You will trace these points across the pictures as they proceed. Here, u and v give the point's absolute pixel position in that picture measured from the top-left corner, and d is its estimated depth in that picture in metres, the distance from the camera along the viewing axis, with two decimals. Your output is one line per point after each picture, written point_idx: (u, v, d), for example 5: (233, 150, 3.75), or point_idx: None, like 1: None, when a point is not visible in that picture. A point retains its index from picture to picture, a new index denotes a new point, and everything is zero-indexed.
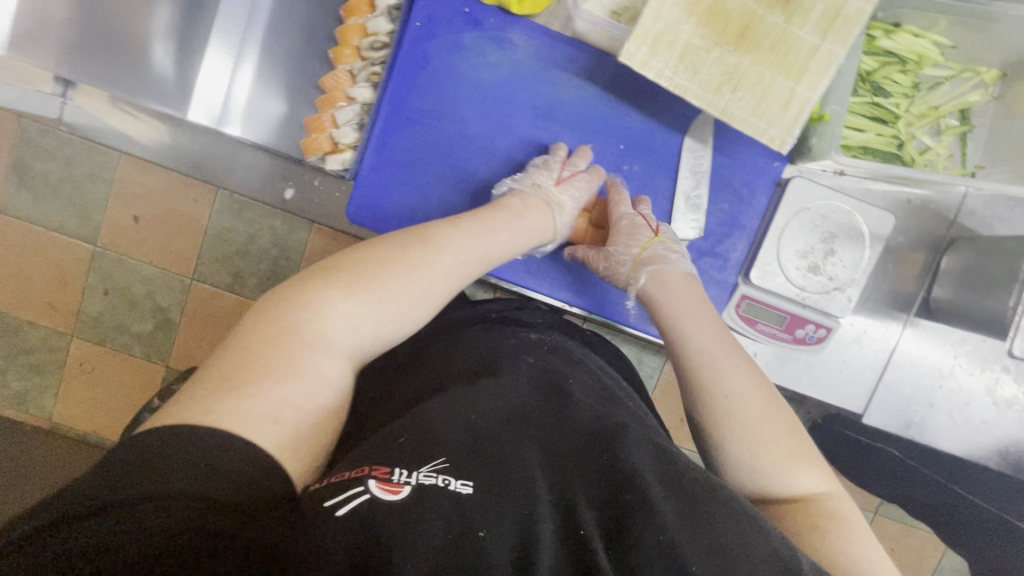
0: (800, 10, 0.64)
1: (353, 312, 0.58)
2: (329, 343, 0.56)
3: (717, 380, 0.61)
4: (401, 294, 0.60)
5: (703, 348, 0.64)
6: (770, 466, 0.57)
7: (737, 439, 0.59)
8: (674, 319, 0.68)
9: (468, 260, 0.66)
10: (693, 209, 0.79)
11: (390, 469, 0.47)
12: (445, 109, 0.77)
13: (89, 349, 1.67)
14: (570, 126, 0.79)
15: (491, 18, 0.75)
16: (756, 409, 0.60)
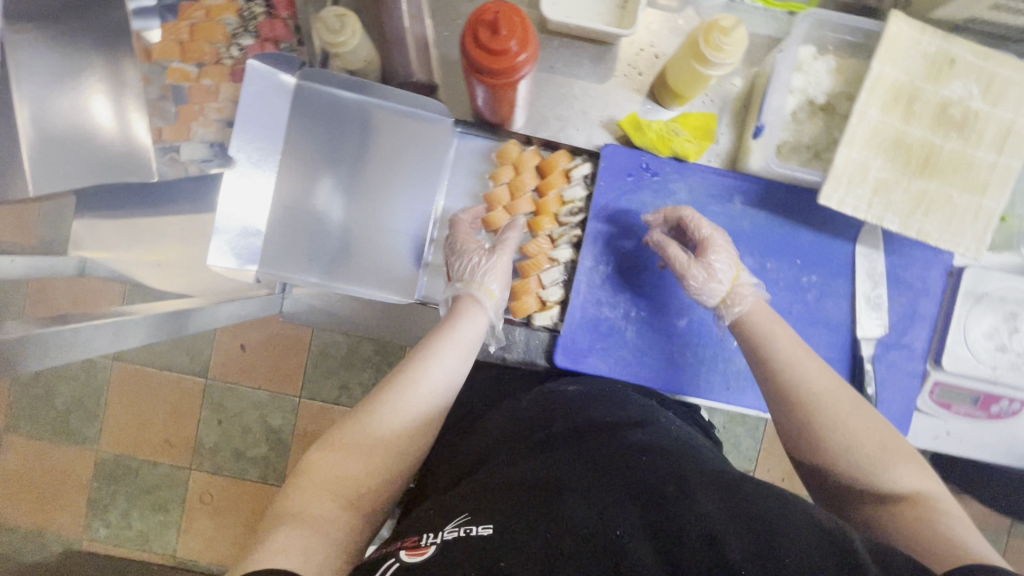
0: (974, 134, 0.71)
1: (360, 437, 0.60)
2: (354, 461, 0.59)
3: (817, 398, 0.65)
4: (398, 421, 0.62)
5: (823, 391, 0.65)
6: (866, 457, 0.61)
7: (844, 431, 0.63)
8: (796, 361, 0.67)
9: (450, 360, 0.68)
10: (875, 308, 0.84)
11: (419, 537, 0.52)
12: (634, 256, 0.83)
13: (208, 481, 1.52)
14: (752, 249, 0.84)
15: (667, 169, 0.82)
16: (847, 416, 0.64)
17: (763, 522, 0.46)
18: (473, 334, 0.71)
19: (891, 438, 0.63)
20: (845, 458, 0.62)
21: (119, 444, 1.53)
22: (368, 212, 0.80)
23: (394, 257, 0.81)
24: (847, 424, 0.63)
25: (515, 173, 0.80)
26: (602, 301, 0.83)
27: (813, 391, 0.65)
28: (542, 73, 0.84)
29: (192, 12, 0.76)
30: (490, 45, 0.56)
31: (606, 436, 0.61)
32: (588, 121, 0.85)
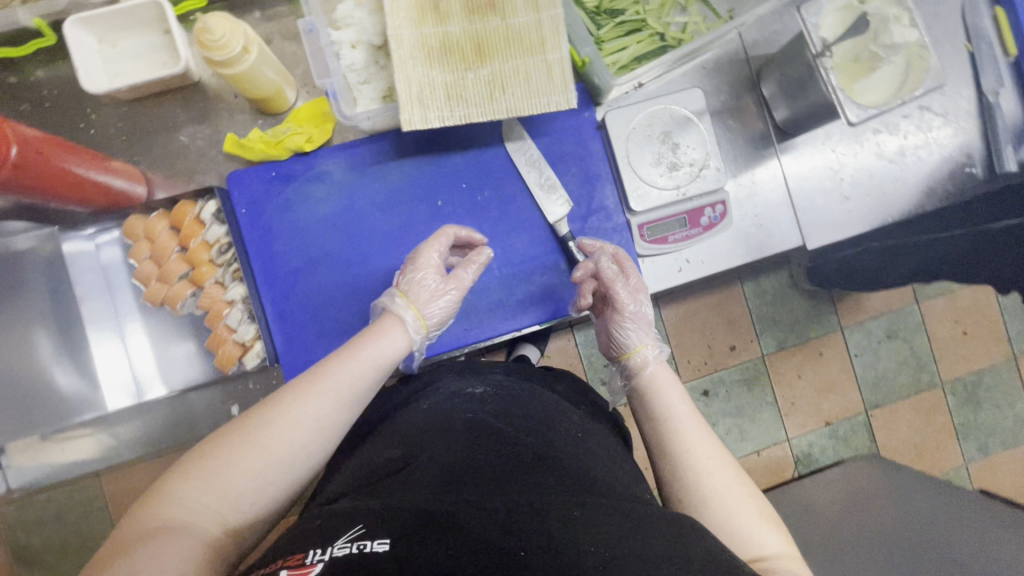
0: (506, 4, 0.73)
1: (244, 466, 0.52)
2: (231, 477, 0.52)
3: (689, 453, 0.60)
4: (285, 444, 0.54)
5: (676, 417, 0.63)
6: (742, 516, 0.56)
7: (706, 472, 0.58)
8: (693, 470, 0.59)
9: (353, 398, 0.59)
10: (552, 190, 0.85)
11: (301, 553, 0.44)
12: (311, 256, 0.82)
13: None
14: (415, 198, 0.85)
15: (296, 167, 0.82)
16: (717, 458, 0.59)
17: (654, 541, 0.46)
18: (383, 359, 0.63)
19: (771, 515, 0.57)
20: (710, 498, 0.56)
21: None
22: (77, 344, 0.83)
23: (108, 370, 0.83)
24: (714, 480, 0.58)
25: (151, 243, 0.80)
26: (303, 315, 0.81)
27: (689, 449, 0.60)
28: (145, 140, 0.84)
29: None
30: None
31: (524, 450, 0.60)
32: (213, 161, 0.85)
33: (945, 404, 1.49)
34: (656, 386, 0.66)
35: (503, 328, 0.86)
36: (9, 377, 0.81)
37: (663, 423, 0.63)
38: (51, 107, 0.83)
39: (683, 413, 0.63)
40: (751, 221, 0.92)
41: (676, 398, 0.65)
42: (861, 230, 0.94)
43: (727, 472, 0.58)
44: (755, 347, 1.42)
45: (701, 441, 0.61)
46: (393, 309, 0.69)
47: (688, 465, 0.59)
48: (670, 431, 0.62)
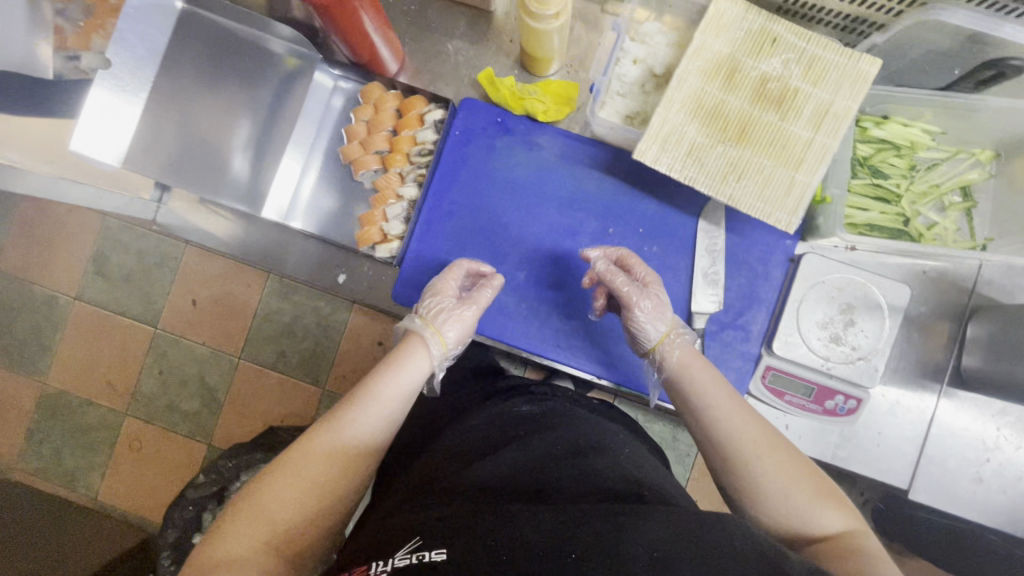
0: (791, 110, 0.73)
1: (291, 484, 0.58)
2: (281, 505, 0.57)
3: (735, 445, 0.62)
4: (330, 460, 0.61)
5: (717, 418, 0.64)
6: (802, 506, 0.58)
7: (758, 464, 0.60)
8: (747, 461, 0.61)
9: (384, 402, 0.66)
10: (712, 284, 0.84)
11: (369, 566, 0.51)
12: (478, 201, 0.87)
13: (142, 428, 1.58)
14: (594, 211, 0.86)
15: (519, 125, 0.87)
16: (773, 455, 0.61)
17: (701, 542, 0.48)
18: (414, 377, 0.70)
19: (824, 486, 0.59)
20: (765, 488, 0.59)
21: (66, 377, 1.61)
22: (268, 149, 0.91)
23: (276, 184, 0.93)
24: (763, 464, 0.60)
25: (374, 111, 0.87)
26: (442, 244, 0.86)
27: (738, 440, 0.62)
28: (420, 30, 0.91)
29: None
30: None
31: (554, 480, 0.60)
32: (459, 78, 0.91)
33: None
34: (693, 391, 0.68)
35: (587, 367, 0.85)
36: (202, 134, 0.87)
37: (707, 424, 0.64)
38: None
39: (725, 413, 0.64)
40: (871, 434, 0.86)
41: (707, 380, 0.68)
42: (972, 518, 0.85)
43: (774, 457, 0.61)
44: None
45: (746, 435, 0.62)
46: (421, 334, 0.74)
47: (739, 462, 0.61)
48: (716, 428, 0.64)
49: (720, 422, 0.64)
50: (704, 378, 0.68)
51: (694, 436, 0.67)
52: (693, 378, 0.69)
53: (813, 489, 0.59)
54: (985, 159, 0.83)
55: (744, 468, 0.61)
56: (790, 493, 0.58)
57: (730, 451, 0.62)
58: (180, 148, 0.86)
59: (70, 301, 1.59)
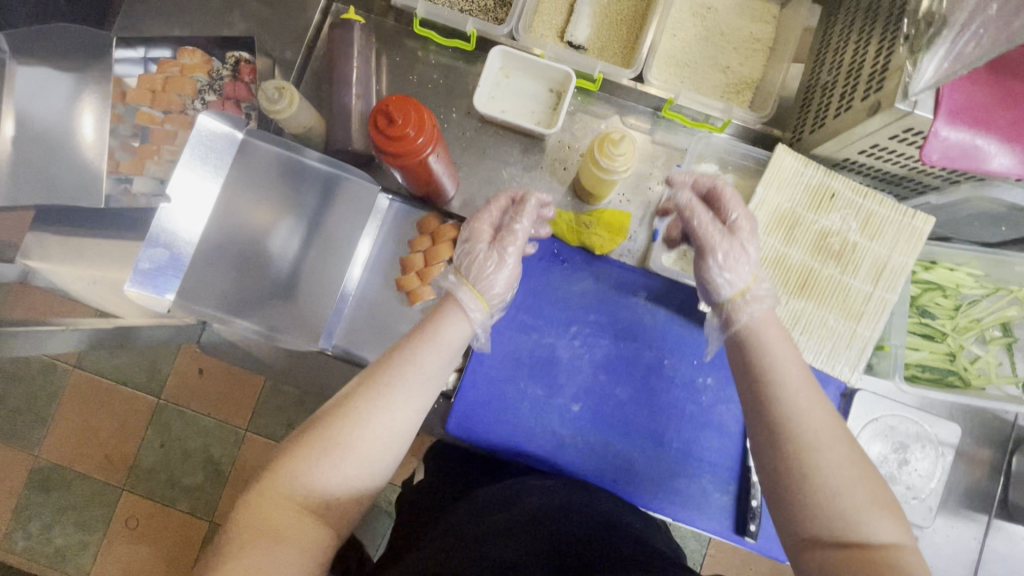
0: (851, 263, 0.75)
1: (338, 461, 0.57)
2: (324, 482, 0.56)
3: (797, 425, 0.54)
4: (368, 440, 0.58)
5: (800, 416, 0.54)
6: (851, 510, 0.50)
7: (828, 492, 0.51)
8: (819, 495, 0.51)
9: (418, 377, 0.62)
10: None
11: None
12: (535, 330, 0.87)
13: (140, 504, 1.47)
14: (649, 344, 0.87)
15: (575, 256, 0.88)
16: (841, 451, 0.52)
17: None
18: (446, 343, 0.66)
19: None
20: (826, 509, 0.50)
21: (56, 454, 1.49)
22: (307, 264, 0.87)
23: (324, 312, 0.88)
24: (859, 522, 0.49)
25: (432, 242, 0.86)
26: (499, 374, 0.86)
27: (808, 418, 0.54)
28: (476, 156, 0.92)
29: (169, 67, 0.86)
30: (396, 146, 0.65)
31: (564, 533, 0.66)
32: None
33: None
34: (780, 365, 0.57)
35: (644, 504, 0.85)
36: (245, 253, 0.83)
37: (799, 419, 0.54)
38: (426, 86, 0.94)
39: (819, 420, 0.54)
40: None
41: (785, 357, 0.59)
42: None
43: (869, 519, 0.50)
44: None
45: (849, 468, 0.51)
46: (455, 292, 0.71)
47: (797, 449, 0.52)
48: (783, 376, 0.56)
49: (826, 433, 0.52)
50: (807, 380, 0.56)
51: (747, 417, 0.58)
52: (767, 346, 0.60)
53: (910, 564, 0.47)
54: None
55: (837, 518, 0.50)
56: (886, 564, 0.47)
57: (819, 453, 0.52)
58: (235, 284, 0.82)
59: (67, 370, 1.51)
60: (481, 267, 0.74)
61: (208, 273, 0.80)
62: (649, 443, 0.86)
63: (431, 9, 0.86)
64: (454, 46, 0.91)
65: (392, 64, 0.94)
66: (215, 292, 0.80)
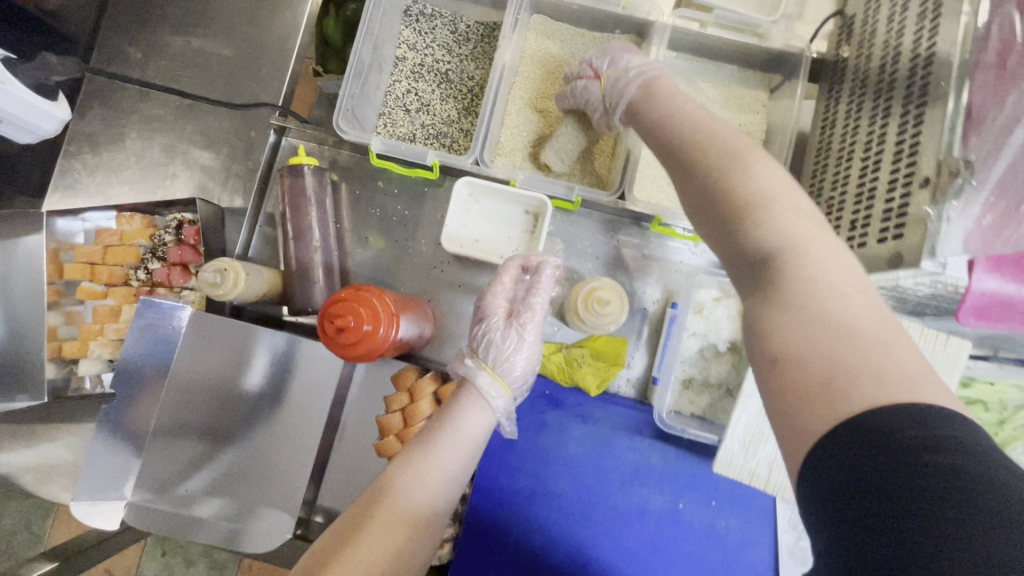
0: None
1: (406, 501, 0.59)
2: (398, 524, 0.58)
3: (737, 161, 0.48)
4: (427, 494, 0.61)
5: (720, 135, 0.51)
6: (777, 236, 0.43)
7: (740, 172, 0.47)
8: (751, 199, 0.45)
9: (454, 462, 0.64)
10: (801, 563, 0.76)
11: None
12: (534, 487, 0.77)
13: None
14: (660, 488, 0.78)
15: (570, 398, 0.80)
16: (775, 172, 0.47)
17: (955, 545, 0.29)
18: (478, 429, 0.66)
19: (889, 332, 0.37)
20: (738, 233, 0.45)
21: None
22: (274, 432, 0.79)
23: (284, 475, 0.78)
24: (804, 262, 0.41)
25: (409, 399, 0.78)
26: (499, 543, 0.76)
27: (767, 196, 0.44)
28: (451, 289, 0.85)
29: (104, 237, 0.78)
30: (356, 350, 0.57)
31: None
32: None
33: None
34: (731, 136, 0.51)
35: None
36: (205, 428, 0.77)
37: (746, 179, 0.46)
38: (393, 217, 0.87)
39: (775, 183, 0.45)
40: None
41: (714, 125, 0.53)
42: None
43: (825, 262, 0.41)
44: None
45: (779, 205, 0.44)
46: (470, 375, 0.69)
47: (715, 157, 0.49)
48: (725, 181, 0.47)
49: (766, 187, 0.45)
50: (786, 184, 0.46)
51: (677, 176, 0.53)
52: (688, 116, 0.56)
53: (852, 292, 0.39)
54: None
55: (776, 243, 0.42)
56: (813, 304, 0.39)
57: (762, 203, 0.44)
58: (196, 464, 0.77)
59: None
60: (502, 352, 0.70)
61: (157, 454, 0.76)
62: None
63: (387, 145, 0.79)
64: (418, 174, 0.84)
65: (353, 197, 0.86)
66: (166, 476, 0.76)
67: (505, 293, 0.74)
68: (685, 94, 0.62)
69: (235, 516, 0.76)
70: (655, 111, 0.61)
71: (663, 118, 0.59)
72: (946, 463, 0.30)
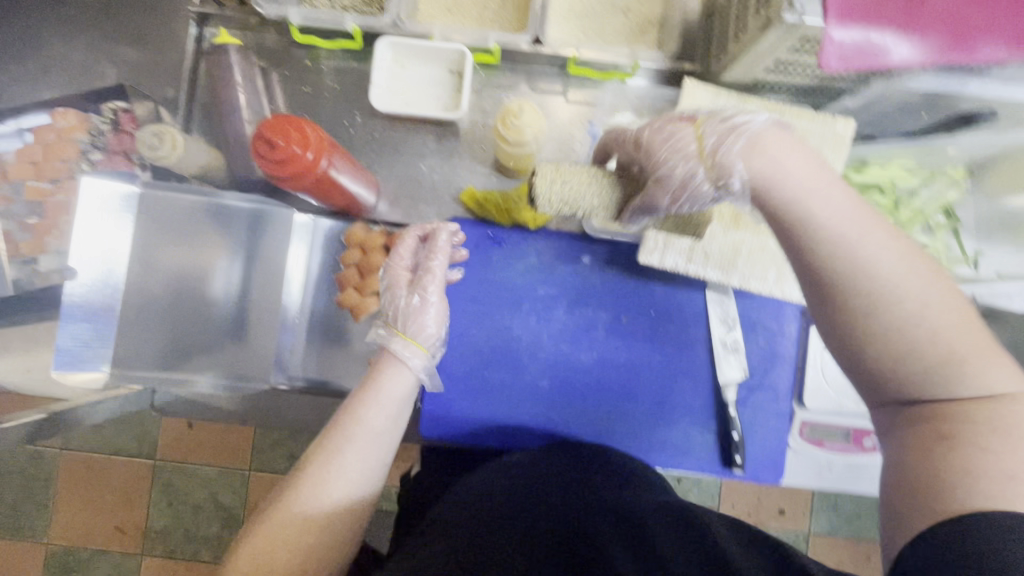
0: None
1: (305, 509, 0.56)
2: (298, 522, 0.55)
3: (869, 270, 0.49)
4: (332, 487, 0.58)
5: (839, 230, 0.51)
6: (937, 363, 0.47)
7: (883, 314, 0.48)
8: (868, 277, 0.49)
9: (382, 422, 0.64)
10: (733, 352, 0.85)
11: None
12: (486, 319, 0.85)
13: (169, 562, 1.47)
14: (603, 304, 0.86)
15: (510, 236, 0.85)
16: (917, 279, 0.49)
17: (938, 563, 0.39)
18: (395, 396, 0.66)
19: (1012, 412, 0.44)
20: (877, 362, 0.49)
21: (70, 533, 1.48)
22: (252, 298, 0.85)
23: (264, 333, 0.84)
24: (877, 319, 0.48)
25: (362, 254, 0.83)
26: (461, 370, 0.85)
27: (930, 331, 0.47)
28: (390, 154, 0.89)
29: (45, 134, 0.81)
30: (288, 169, 0.62)
31: (545, 492, 0.64)
32: (438, 196, 0.89)
33: None
34: (869, 237, 0.50)
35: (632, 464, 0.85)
36: (184, 302, 0.82)
37: (887, 322, 0.48)
38: (324, 93, 0.89)
39: (885, 260, 0.49)
40: None
41: (829, 207, 0.52)
42: None
43: (942, 333, 0.47)
44: (805, 522, 1.27)
45: (1014, 413, 0.44)
46: (388, 343, 0.71)
47: (868, 290, 0.49)
48: (893, 330, 0.47)
49: (853, 258, 0.49)
50: None
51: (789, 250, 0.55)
52: (777, 166, 0.55)
53: (962, 352, 0.47)
54: (960, 177, 0.86)
55: (885, 326, 0.48)
56: (954, 398, 0.46)
57: (900, 304, 0.47)
58: (179, 339, 0.81)
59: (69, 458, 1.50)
60: (416, 322, 0.74)
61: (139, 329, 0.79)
62: (624, 400, 0.85)
63: (305, 13, 0.81)
64: (340, 45, 0.87)
65: (282, 78, 0.89)
66: (152, 349, 0.79)
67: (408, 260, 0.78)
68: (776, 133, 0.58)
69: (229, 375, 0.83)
70: (749, 165, 0.57)
71: (761, 170, 0.56)
72: (990, 563, 0.37)
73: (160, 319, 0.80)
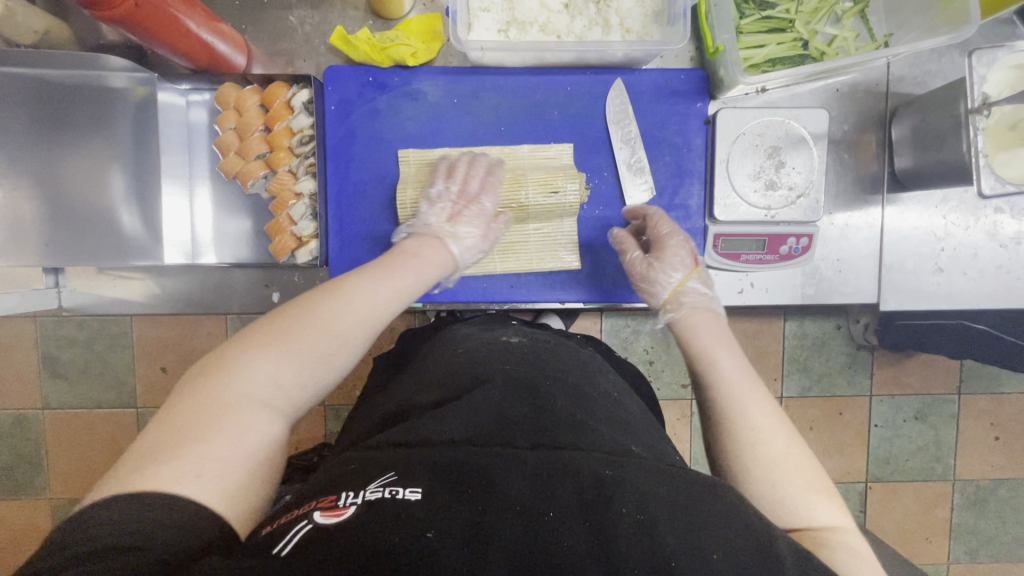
0: None
1: (274, 378, 0.52)
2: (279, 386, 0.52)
3: (744, 430, 0.57)
4: (368, 299, 0.60)
5: (731, 395, 0.60)
6: (790, 497, 0.52)
7: (759, 477, 0.54)
8: (750, 438, 0.56)
9: (387, 297, 0.62)
10: (639, 173, 0.82)
11: (335, 496, 0.43)
12: (381, 171, 0.82)
13: None
14: (500, 142, 0.82)
15: (393, 78, 0.81)
16: (780, 445, 0.55)
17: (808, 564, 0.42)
18: (394, 278, 0.64)
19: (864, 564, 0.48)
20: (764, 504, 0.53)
21: (68, 488, 1.29)
22: (144, 183, 0.84)
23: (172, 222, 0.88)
24: (759, 449, 0.55)
25: (238, 115, 0.80)
26: (362, 225, 0.82)
27: (775, 461, 0.54)
28: (254, 9, 0.82)
29: None
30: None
31: (543, 359, 0.65)
32: (314, 50, 0.84)
33: (951, 501, 1.35)
34: (747, 399, 0.59)
35: (547, 298, 0.85)
36: (67, 188, 0.81)
37: (755, 458, 0.55)
38: None
39: (759, 417, 0.57)
40: (831, 263, 0.88)
41: (732, 372, 0.62)
42: (943, 307, 0.88)
43: (825, 525, 0.51)
44: (776, 387, 1.30)
45: (838, 547, 0.49)
46: (418, 236, 0.73)
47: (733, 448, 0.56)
48: (776, 463, 0.54)
49: (762, 455, 0.54)
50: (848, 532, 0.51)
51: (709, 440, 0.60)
52: (703, 363, 0.64)
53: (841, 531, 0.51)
54: None
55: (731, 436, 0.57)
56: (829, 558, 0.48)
57: (754, 446, 0.55)
58: (69, 224, 0.81)
59: (26, 415, 1.27)
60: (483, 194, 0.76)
61: (18, 215, 0.79)
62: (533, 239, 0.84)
63: None
64: None
65: None
66: (43, 235, 0.81)
67: (441, 212, 0.74)
68: (731, 339, 0.67)
69: (132, 259, 0.84)
70: (703, 366, 0.64)
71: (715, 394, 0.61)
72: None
73: (46, 205, 0.80)
